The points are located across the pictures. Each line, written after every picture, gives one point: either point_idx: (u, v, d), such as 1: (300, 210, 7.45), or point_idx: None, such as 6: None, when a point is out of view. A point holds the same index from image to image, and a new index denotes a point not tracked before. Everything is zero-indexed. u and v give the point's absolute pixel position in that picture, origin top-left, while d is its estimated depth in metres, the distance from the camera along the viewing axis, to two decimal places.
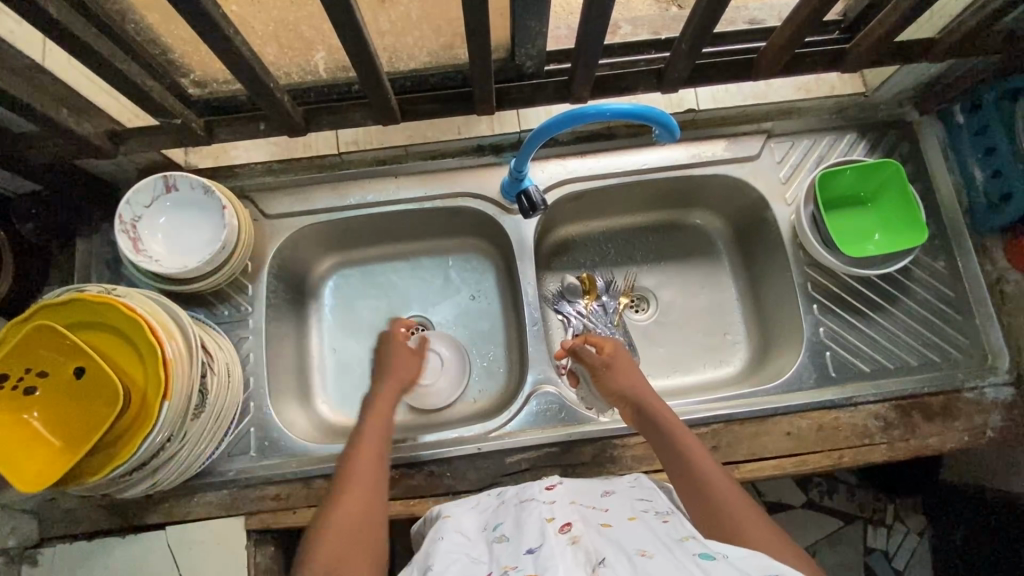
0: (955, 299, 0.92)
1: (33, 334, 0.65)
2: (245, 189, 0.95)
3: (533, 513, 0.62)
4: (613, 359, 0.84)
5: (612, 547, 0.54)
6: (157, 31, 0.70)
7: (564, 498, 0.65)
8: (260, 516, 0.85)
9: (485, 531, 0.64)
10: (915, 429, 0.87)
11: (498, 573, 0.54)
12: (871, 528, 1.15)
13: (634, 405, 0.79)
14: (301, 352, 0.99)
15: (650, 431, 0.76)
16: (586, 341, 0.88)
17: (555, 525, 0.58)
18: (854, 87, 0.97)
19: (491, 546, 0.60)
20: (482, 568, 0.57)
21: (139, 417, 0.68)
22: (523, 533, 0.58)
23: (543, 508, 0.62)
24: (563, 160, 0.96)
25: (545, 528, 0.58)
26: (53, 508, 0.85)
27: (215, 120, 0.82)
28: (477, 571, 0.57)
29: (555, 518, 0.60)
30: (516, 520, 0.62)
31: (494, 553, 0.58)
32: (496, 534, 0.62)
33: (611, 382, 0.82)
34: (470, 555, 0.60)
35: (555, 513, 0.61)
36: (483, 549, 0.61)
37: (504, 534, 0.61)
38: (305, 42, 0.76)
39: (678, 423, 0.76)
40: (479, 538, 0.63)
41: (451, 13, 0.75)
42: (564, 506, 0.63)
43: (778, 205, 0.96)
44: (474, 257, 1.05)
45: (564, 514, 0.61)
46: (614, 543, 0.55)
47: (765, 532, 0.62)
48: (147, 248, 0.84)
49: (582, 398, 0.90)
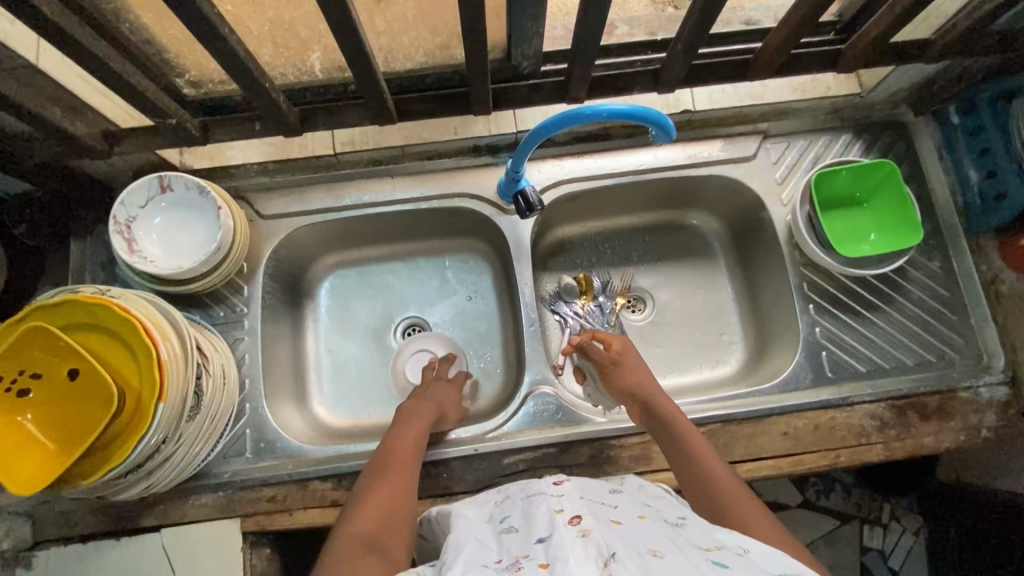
0: (950, 299, 0.92)
1: (27, 336, 0.64)
2: (241, 189, 0.95)
3: (542, 506, 0.61)
4: (621, 357, 0.86)
5: (623, 543, 0.54)
6: (152, 30, 0.69)
7: (572, 493, 0.65)
8: (256, 518, 0.84)
9: (492, 523, 0.64)
10: (911, 429, 0.87)
11: (510, 562, 0.53)
12: (867, 527, 1.15)
13: (642, 402, 0.81)
14: (297, 354, 0.99)
15: (658, 428, 0.78)
16: (592, 337, 0.90)
17: (565, 517, 0.58)
18: (850, 87, 0.96)
19: (499, 537, 0.60)
20: (490, 555, 0.57)
21: (134, 419, 0.68)
22: (533, 525, 0.58)
23: (551, 500, 0.62)
24: (560, 161, 0.96)
25: (554, 519, 0.58)
26: (47, 510, 0.84)
27: (209, 120, 0.81)
28: (486, 557, 0.56)
29: (565, 510, 0.59)
30: (525, 513, 0.62)
31: (502, 544, 0.58)
32: (505, 525, 0.62)
33: (619, 380, 0.84)
34: (477, 543, 0.60)
35: (564, 505, 0.61)
36: (491, 540, 0.61)
37: (511, 526, 0.61)
38: (301, 41, 0.76)
39: (681, 415, 0.78)
40: (484, 528, 0.63)
41: (447, 13, 0.75)
42: (573, 499, 0.63)
43: (774, 205, 0.96)
44: (470, 257, 1.05)
45: (573, 507, 0.60)
46: (625, 539, 0.54)
47: (764, 520, 0.64)
48: (141, 249, 0.84)
49: (590, 394, 0.94)
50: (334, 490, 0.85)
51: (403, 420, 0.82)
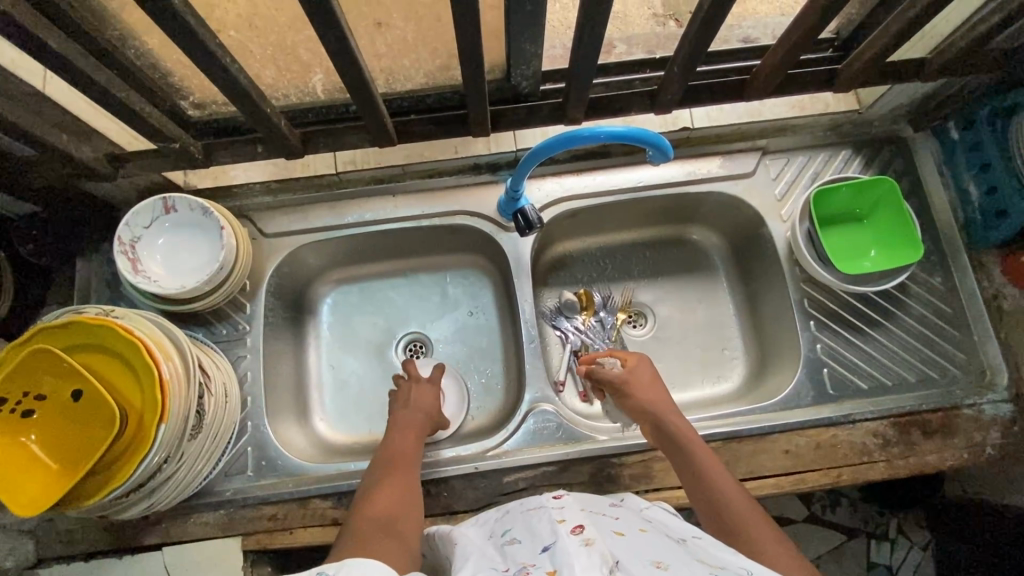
0: (952, 314, 0.92)
1: (31, 358, 0.65)
2: (244, 208, 0.96)
3: (543, 518, 0.62)
4: (633, 373, 0.86)
5: (627, 553, 0.54)
6: (157, 56, 0.70)
7: (573, 505, 0.65)
8: (257, 536, 0.85)
9: (493, 538, 0.65)
10: (914, 446, 0.87)
11: (517, 569, 0.54)
12: (874, 542, 1.14)
13: (654, 421, 0.81)
14: (299, 369, 1.00)
15: (669, 445, 0.78)
16: (605, 356, 0.90)
17: (567, 526, 0.58)
18: (847, 104, 0.96)
19: (502, 548, 0.60)
20: (497, 564, 0.57)
21: (136, 439, 0.68)
22: (536, 535, 0.59)
23: (552, 512, 0.63)
24: (560, 179, 0.97)
25: (557, 528, 0.58)
26: (49, 529, 0.85)
27: (213, 142, 0.82)
28: (492, 567, 0.57)
29: (566, 521, 0.60)
30: (526, 524, 0.62)
31: (506, 555, 0.59)
32: (506, 538, 0.62)
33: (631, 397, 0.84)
34: (482, 557, 0.60)
35: (566, 516, 0.61)
36: (494, 552, 0.61)
37: (514, 538, 0.61)
38: (303, 64, 0.77)
39: (685, 424, 0.79)
40: (486, 543, 0.64)
41: (446, 35, 0.76)
42: (574, 511, 0.63)
43: (773, 222, 0.96)
44: (471, 272, 1.06)
45: (575, 518, 0.61)
46: (628, 550, 0.55)
47: (766, 530, 0.66)
48: (145, 269, 0.85)
49: (609, 410, 0.92)
50: (334, 508, 0.85)
51: (401, 421, 0.84)
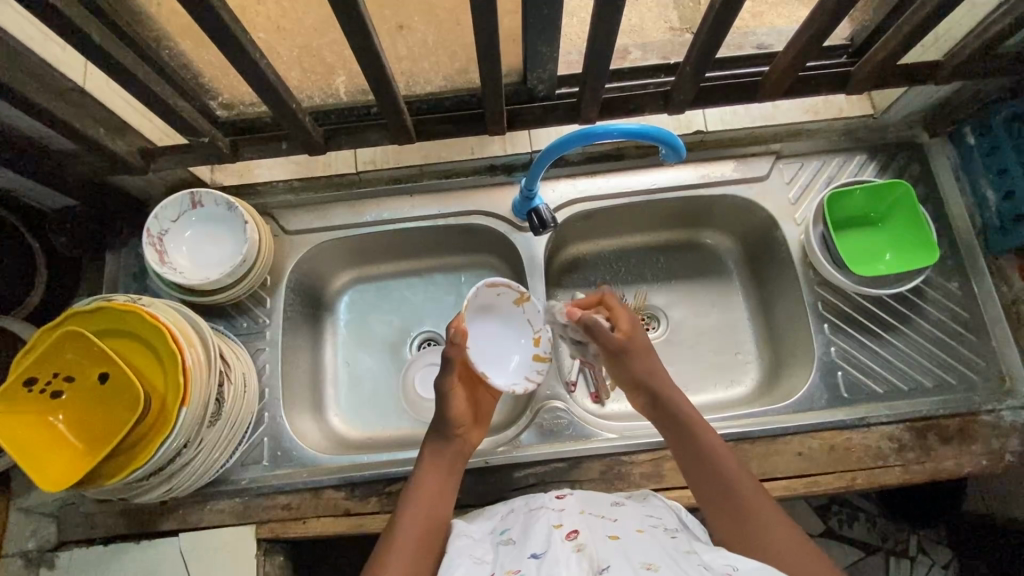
0: (969, 320, 0.91)
1: (63, 339, 0.68)
2: (269, 206, 0.99)
3: (542, 520, 0.65)
4: (629, 342, 0.82)
5: (618, 556, 0.57)
6: (190, 56, 0.74)
7: (573, 507, 0.68)
8: (270, 525, 0.86)
9: (493, 535, 0.68)
10: (931, 452, 0.86)
11: None
12: (894, 560, 1.11)
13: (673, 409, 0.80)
14: (316, 367, 1.01)
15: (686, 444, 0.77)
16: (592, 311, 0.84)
17: (562, 532, 0.62)
18: (863, 109, 0.98)
19: (498, 548, 0.64)
20: (488, 569, 0.62)
21: (156, 423, 0.70)
22: (530, 538, 0.62)
23: (551, 515, 0.65)
24: (574, 181, 0.99)
25: (551, 534, 0.61)
26: (72, 512, 0.87)
27: (240, 139, 0.85)
28: (482, 571, 0.61)
29: (562, 525, 0.63)
30: (524, 527, 0.66)
31: (499, 557, 0.63)
32: (504, 538, 0.66)
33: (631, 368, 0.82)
34: (480, 557, 0.64)
35: (563, 519, 0.64)
36: (490, 552, 0.65)
37: (511, 539, 0.65)
38: (327, 66, 0.80)
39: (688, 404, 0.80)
40: (485, 541, 0.68)
41: (463, 39, 0.79)
42: (572, 513, 0.66)
43: (787, 224, 0.96)
44: (485, 273, 1.08)
45: (570, 521, 0.64)
46: (618, 551, 0.58)
47: (780, 534, 0.68)
48: (172, 261, 0.88)
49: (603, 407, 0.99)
50: (347, 499, 0.87)
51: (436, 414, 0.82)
